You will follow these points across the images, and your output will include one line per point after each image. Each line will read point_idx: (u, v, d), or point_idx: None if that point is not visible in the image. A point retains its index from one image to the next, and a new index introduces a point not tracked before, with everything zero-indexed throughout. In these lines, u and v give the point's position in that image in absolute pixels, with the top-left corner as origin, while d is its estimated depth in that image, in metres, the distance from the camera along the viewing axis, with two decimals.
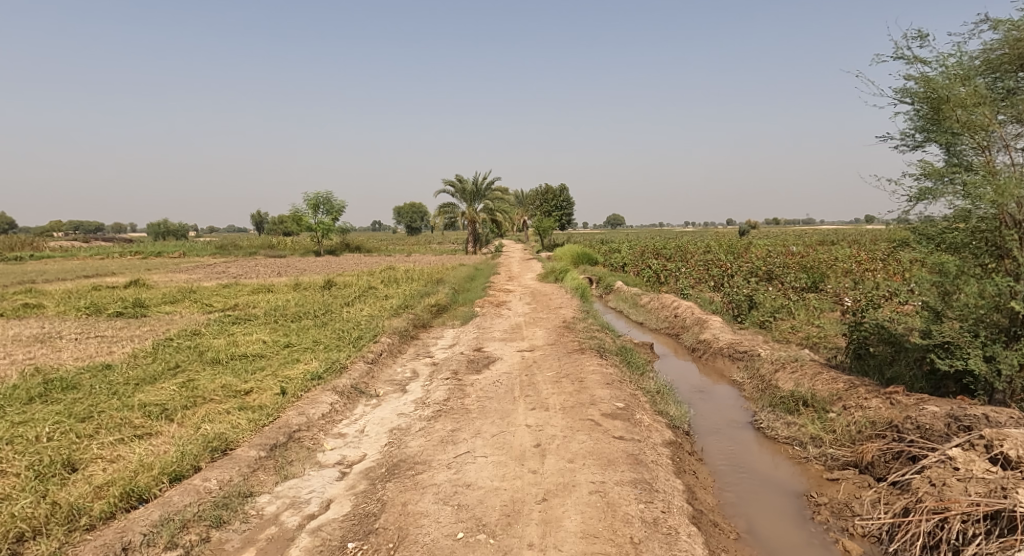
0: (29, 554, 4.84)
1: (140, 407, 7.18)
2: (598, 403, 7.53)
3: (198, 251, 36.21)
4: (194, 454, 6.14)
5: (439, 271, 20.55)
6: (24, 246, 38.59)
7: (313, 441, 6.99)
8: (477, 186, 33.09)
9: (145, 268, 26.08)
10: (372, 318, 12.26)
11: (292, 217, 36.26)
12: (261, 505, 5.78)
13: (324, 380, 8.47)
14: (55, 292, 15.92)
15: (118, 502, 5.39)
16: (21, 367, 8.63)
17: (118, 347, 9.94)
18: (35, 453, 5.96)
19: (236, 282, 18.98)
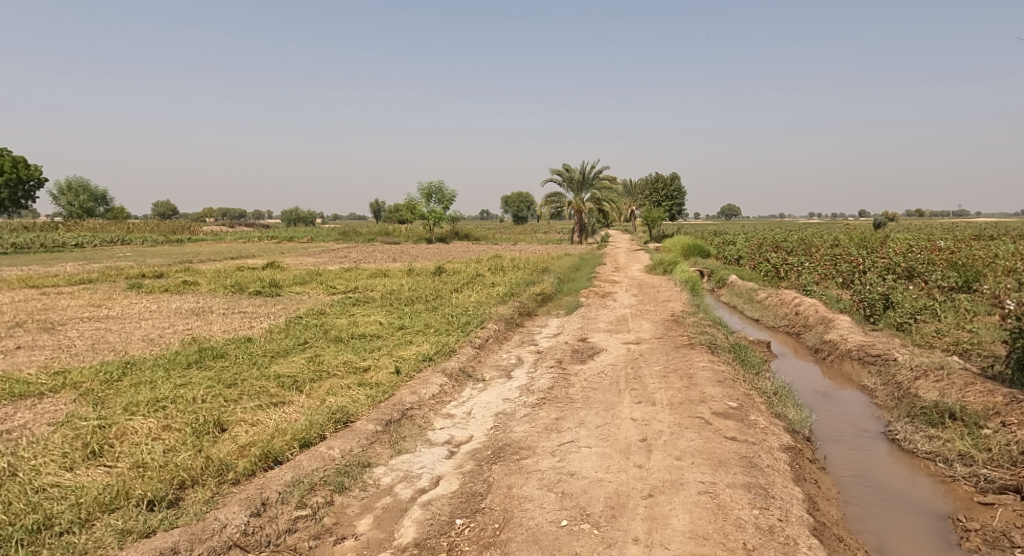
0: (190, 499, 5.43)
1: (275, 377, 7.85)
2: (709, 401, 7.33)
3: (324, 237, 38.85)
4: (321, 424, 6.63)
5: (547, 261, 20.76)
6: (183, 231, 43.25)
7: (424, 419, 7.32)
8: (585, 175, 32.95)
9: (279, 251, 28.39)
10: (479, 304, 12.59)
11: (407, 205, 38.01)
12: (378, 475, 6.14)
13: (434, 362, 8.86)
14: (206, 271, 17.67)
15: (258, 461, 5.92)
16: (181, 337, 9.70)
17: (257, 322, 10.90)
18: (192, 412, 6.68)
19: (356, 266, 20.12)
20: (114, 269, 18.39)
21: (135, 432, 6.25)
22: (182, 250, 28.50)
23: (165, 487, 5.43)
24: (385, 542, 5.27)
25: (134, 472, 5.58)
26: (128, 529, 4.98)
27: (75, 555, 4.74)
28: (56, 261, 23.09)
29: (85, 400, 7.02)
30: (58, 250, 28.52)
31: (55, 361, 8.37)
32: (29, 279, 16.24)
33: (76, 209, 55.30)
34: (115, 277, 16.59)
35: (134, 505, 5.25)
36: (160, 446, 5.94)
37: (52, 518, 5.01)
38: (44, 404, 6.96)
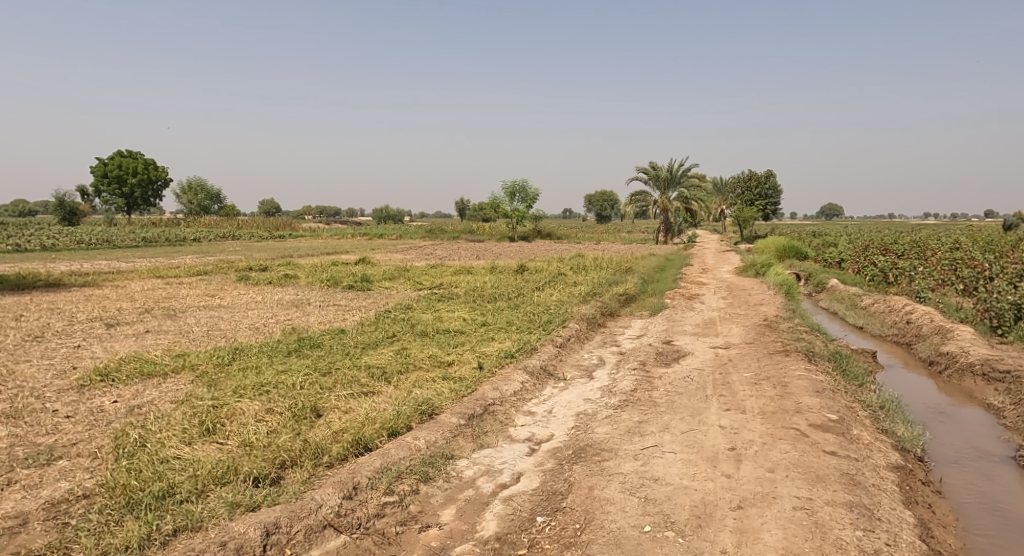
0: (289, 479, 5.67)
1: (366, 367, 8.12)
2: (806, 412, 6.92)
3: (411, 234, 39.97)
4: (408, 414, 6.78)
5: (632, 261, 20.40)
6: (284, 227, 45.79)
7: (505, 416, 7.32)
8: (672, 173, 32.16)
9: (371, 248, 29.45)
10: (561, 303, 12.52)
11: (491, 203, 38.43)
12: (461, 468, 6.20)
13: (516, 359, 8.87)
14: (304, 266, 18.57)
15: (349, 447, 6.11)
16: (281, 326, 10.23)
17: (349, 314, 11.33)
18: (291, 397, 7.02)
19: (442, 263, 20.55)
20: (225, 262, 19.70)
21: (242, 413, 6.62)
22: (286, 246, 30.19)
23: (268, 466, 5.69)
24: (467, 534, 5.29)
25: (241, 450, 5.89)
26: (237, 502, 5.20)
27: (193, 522, 4.97)
28: (178, 254, 25.07)
29: (200, 381, 7.52)
30: (179, 244, 30.91)
31: (175, 344, 9.03)
32: (153, 270, 17.68)
33: (194, 206, 59.76)
34: (226, 269, 17.75)
35: (242, 480, 5.51)
36: (264, 427, 6.26)
37: (174, 487, 5.31)
38: (167, 383, 7.51)
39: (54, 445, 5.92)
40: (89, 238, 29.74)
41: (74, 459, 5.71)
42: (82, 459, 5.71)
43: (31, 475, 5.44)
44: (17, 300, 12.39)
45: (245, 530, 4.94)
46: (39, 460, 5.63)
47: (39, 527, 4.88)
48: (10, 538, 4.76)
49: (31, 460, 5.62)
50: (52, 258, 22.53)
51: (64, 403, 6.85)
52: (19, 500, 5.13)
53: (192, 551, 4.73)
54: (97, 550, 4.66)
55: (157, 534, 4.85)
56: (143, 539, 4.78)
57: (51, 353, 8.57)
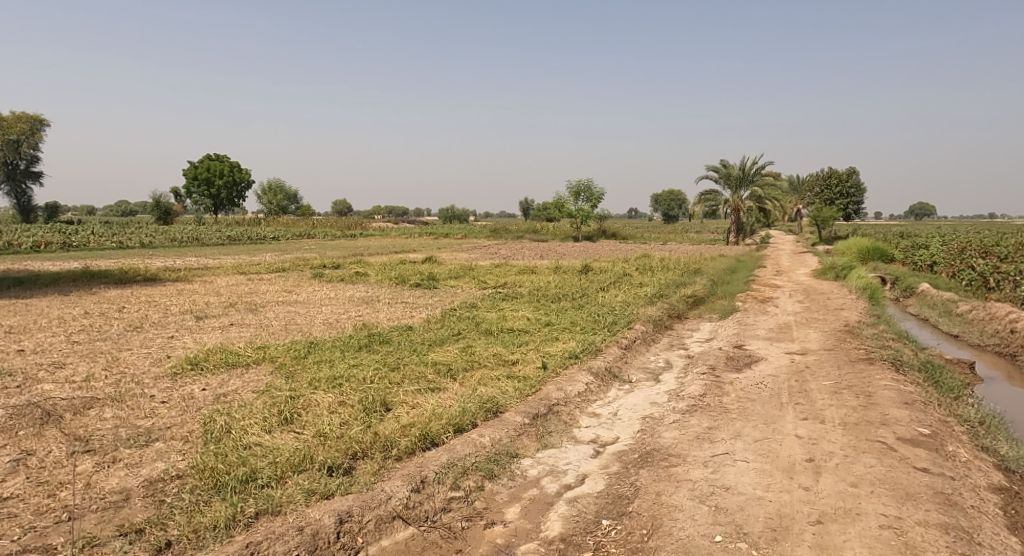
0: (360, 469, 5.76)
1: (432, 364, 8.21)
2: (895, 425, 6.49)
3: (477, 233, 40.35)
4: (473, 412, 6.78)
5: (701, 262, 19.83)
6: (355, 227, 47.11)
7: (570, 416, 7.21)
8: (745, 171, 31.10)
9: (440, 247, 29.95)
10: (628, 304, 12.27)
11: (556, 203, 38.28)
12: (525, 467, 6.13)
13: (581, 360, 8.74)
14: (374, 264, 19.02)
15: (417, 441, 6.16)
16: (352, 322, 10.49)
17: (416, 312, 11.50)
18: (362, 391, 7.17)
19: (507, 263, 20.63)
20: (300, 260, 20.42)
21: (317, 404, 6.81)
22: (357, 245, 30.98)
23: (341, 456, 5.81)
24: (532, 533, 5.21)
25: (316, 439, 6.04)
26: (312, 489, 5.32)
27: (271, 506, 5.12)
28: (259, 252, 26.25)
29: (279, 372, 7.80)
30: (260, 243, 32.29)
31: (256, 337, 9.40)
32: (234, 267, 18.51)
33: (274, 207, 62.44)
34: (301, 266, 18.37)
35: (316, 469, 5.65)
36: (337, 419, 6.41)
37: (256, 472, 5.49)
38: (249, 373, 7.83)
39: (151, 427, 6.25)
40: (180, 236, 31.52)
41: (168, 441, 6.00)
42: (175, 442, 6.00)
43: (132, 455, 5.74)
44: (119, 293, 13.28)
45: (319, 517, 5.04)
46: (139, 441, 5.95)
47: (138, 502, 5.11)
48: (114, 511, 5.00)
49: (131, 441, 5.95)
50: (148, 254, 24.08)
51: (159, 388, 7.23)
52: (122, 476, 5.40)
53: (270, 534, 4.83)
54: (189, 527, 4.83)
55: (240, 516, 4.98)
56: (229, 519, 4.92)
57: (147, 342, 9.08)
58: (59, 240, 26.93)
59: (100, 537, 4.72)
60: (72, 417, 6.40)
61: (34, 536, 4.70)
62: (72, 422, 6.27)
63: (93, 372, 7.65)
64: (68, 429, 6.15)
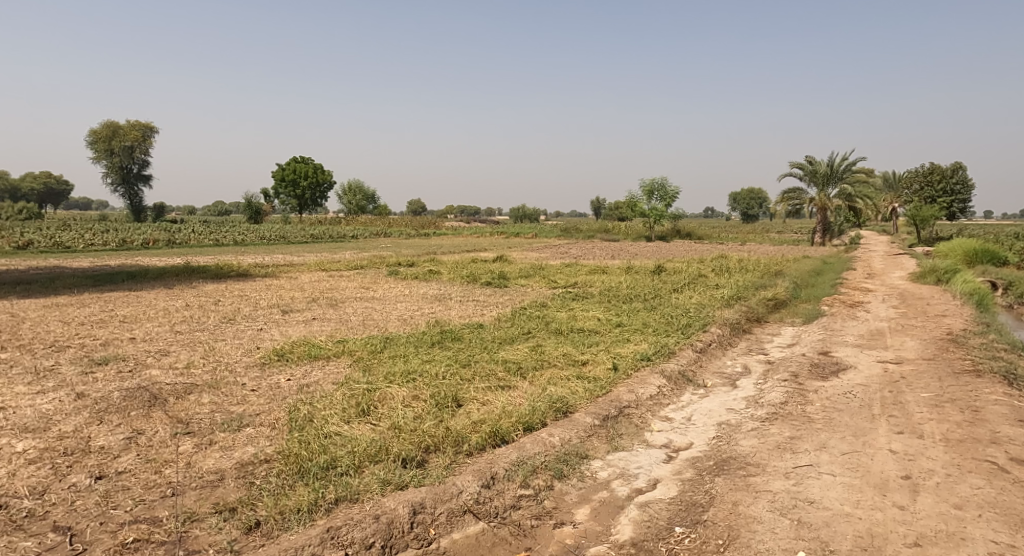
0: (432, 462, 5.86)
1: (502, 362, 8.27)
2: (1002, 444, 6.00)
3: (548, 233, 40.33)
4: (542, 411, 6.78)
5: (782, 263, 19.04)
6: (429, 226, 48.12)
7: (641, 420, 7.08)
8: (833, 168, 29.66)
9: (510, 246, 30.15)
10: (703, 306, 11.94)
11: (628, 202, 37.76)
12: (595, 468, 6.06)
13: (653, 362, 8.57)
14: (447, 262, 19.32)
15: (488, 438, 6.21)
16: (426, 319, 10.70)
17: (487, 310, 11.60)
18: (435, 386, 7.31)
19: (578, 262, 20.51)
20: (377, 257, 21.04)
21: (392, 398, 6.99)
22: (431, 242, 31.63)
23: (415, 449, 5.93)
24: (602, 536, 5.15)
25: (391, 432, 6.20)
26: (388, 480, 5.46)
27: (350, 494, 5.28)
28: (339, 249, 27.25)
29: (356, 366, 8.07)
30: (339, 241, 33.51)
31: (336, 331, 9.75)
32: (317, 263, 19.29)
33: (352, 206, 64.64)
34: (378, 264, 18.92)
35: (392, 460, 5.79)
36: (411, 413, 6.55)
37: (335, 460, 5.69)
38: (329, 366, 8.13)
39: (242, 414, 6.60)
40: (267, 234, 33.17)
41: (257, 427, 6.32)
42: (264, 428, 6.31)
43: (226, 438, 6.07)
44: (214, 287, 14.11)
45: (395, 507, 5.16)
46: (232, 426, 6.29)
47: (232, 483, 5.38)
48: (211, 489, 5.29)
49: (225, 426, 6.29)
50: (238, 251, 25.47)
51: (250, 377, 7.63)
52: (217, 458, 5.72)
53: (350, 520, 4.98)
54: (276, 509, 5.02)
55: (322, 501, 5.16)
56: (311, 504, 5.11)
57: (239, 334, 9.60)
58: (164, 238, 28.92)
59: (199, 513, 4.99)
60: (175, 401, 6.84)
61: (144, 508, 5.01)
62: (175, 406, 6.70)
63: (193, 360, 8.17)
64: (172, 412, 6.57)
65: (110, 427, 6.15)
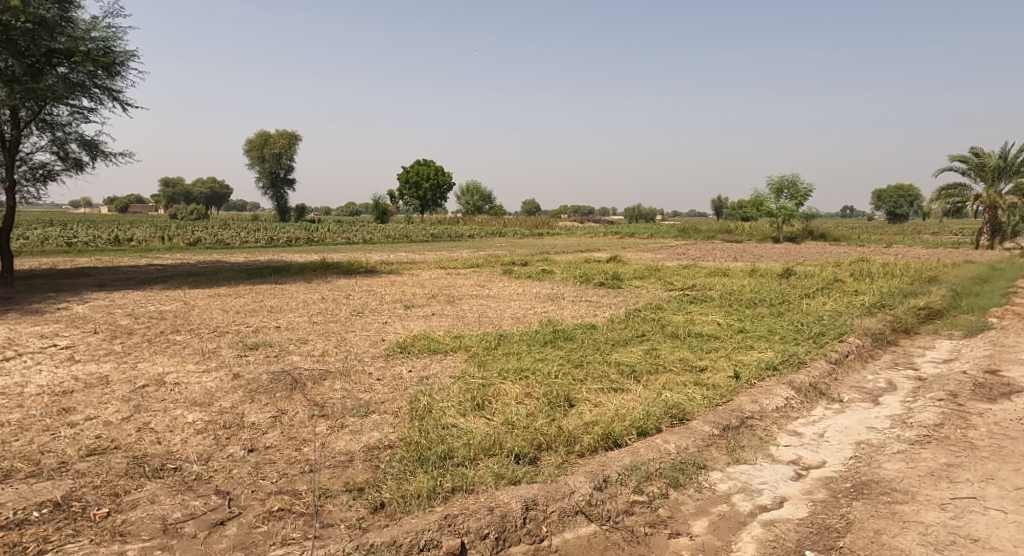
0: (544, 460, 5.79)
1: (615, 364, 8.05)
2: None
3: (665, 233, 39.20)
4: (657, 416, 6.51)
5: (935, 268, 17.20)
6: (543, 226, 48.43)
7: (766, 432, 6.61)
8: (1007, 161, 26.54)
9: (623, 246, 29.64)
10: (839, 314, 11.02)
11: (754, 202, 35.88)
12: (714, 480, 5.71)
13: (780, 372, 7.99)
14: (560, 262, 19.31)
15: (600, 440, 6.05)
16: (539, 318, 10.68)
17: (601, 311, 11.39)
18: (547, 385, 7.25)
19: (696, 264, 19.72)
20: (492, 256, 21.42)
21: (505, 394, 7.02)
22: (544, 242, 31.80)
23: (528, 446, 5.89)
24: (721, 552, 4.84)
25: (505, 427, 6.21)
26: (501, 474, 5.45)
27: (464, 484, 5.32)
28: (456, 248, 28.07)
29: (471, 361, 8.19)
30: (456, 240, 34.49)
31: (452, 328, 9.97)
32: (435, 261, 19.95)
33: (470, 207, 66.43)
34: (494, 263, 19.23)
35: (505, 455, 5.78)
36: (524, 410, 6.53)
37: (451, 451, 5.77)
38: (446, 360, 8.31)
39: (369, 401, 6.89)
40: (391, 233, 34.81)
41: (382, 415, 6.56)
42: (388, 416, 6.55)
43: (355, 423, 6.37)
44: (344, 282, 14.94)
45: (509, 501, 5.13)
46: (360, 412, 6.59)
47: (360, 465, 5.62)
48: (342, 469, 5.53)
49: (355, 411, 6.60)
50: (365, 249, 26.89)
51: (376, 367, 7.97)
52: (348, 441, 6.00)
53: (466, 509, 5.01)
54: (399, 492, 5.17)
55: (439, 489, 5.24)
56: (430, 491, 5.20)
57: (367, 326, 10.08)
58: (303, 236, 31.16)
59: (333, 490, 5.22)
60: (312, 385, 7.28)
61: (286, 481, 5.33)
62: (314, 391, 7.10)
63: (326, 349, 8.67)
64: (310, 395, 6.98)
65: (259, 406, 6.64)
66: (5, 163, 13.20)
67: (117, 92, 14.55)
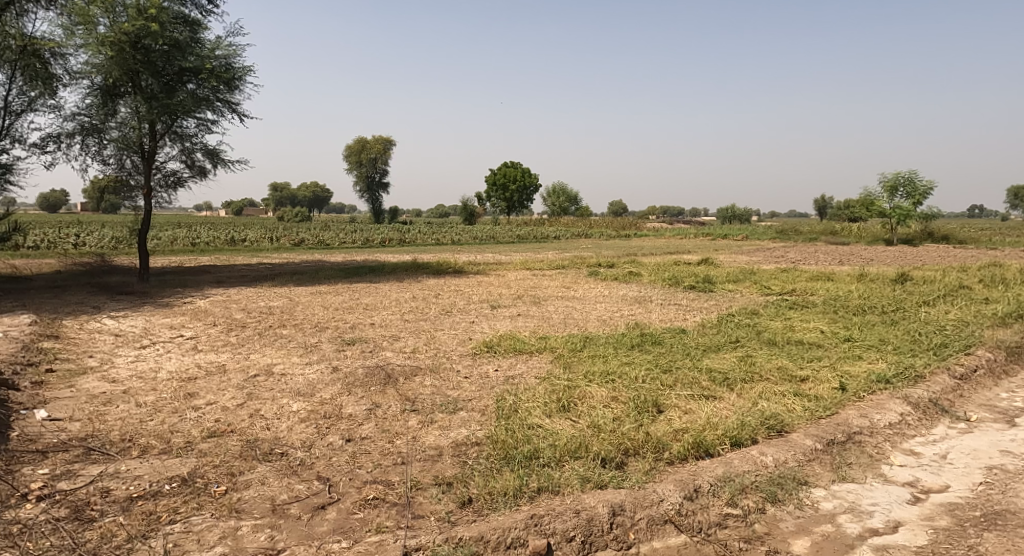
0: (631, 466, 5.68)
1: (707, 371, 7.79)
2: None
3: (762, 235, 37.63)
4: (753, 427, 6.24)
5: None
6: (632, 227, 47.75)
7: (877, 450, 6.18)
8: None
9: (715, 248, 28.71)
10: (964, 324, 10.13)
11: (863, 201, 33.83)
12: (817, 498, 5.40)
13: (893, 386, 7.44)
14: (649, 264, 19.00)
15: (691, 448, 5.87)
16: (627, 321, 10.52)
17: (691, 315, 11.08)
18: (634, 389, 7.12)
19: (797, 268, 18.79)
20: (578, 258, 21.32)
21: (591, 397, 6.95)
22: (634, 244, 31.32)
23: (614, 450, 5.80)
24: None
25: (591, 430, 6.15)
26: (587, 477, 5.40)
27: (550, 485, 5.32)
28: (544, 249, 28.14)
29: (557, 362, 8.17)
30: (543, 241, 34.66)
31: (538, 328, 10.00)
32: (521, 262, 20.10)
33: (557, 208, 66.50)
34: (581, 264, 19.15)
35: (590, 458, 5.73)
36: (610, 414, 6.44)
37: (537, 452, 5.78)
38: (532, 361, 8.35)
39: (457, 398, 7.02)
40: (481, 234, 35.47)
41: (470, 412, 6.67)
42: (476, 413, 6.65)
43: (444, 419, 6.51)
44: (436, 282, 15.35)
45: (595, 505, 5.07)
46: (449, 408, 6.73)
47: (448, 460, 5.73)
48: (432, 463, 5.67)
49: (444, 407, 6.75)
50: (456, 250, 27.49)
51: (463, 365, 8.13)
52: (437, 436, 6.14)
53: (552, 510, 4.99)
54: (485, 489, 5.23)
55: (526, 489, 5.26)
56: (516, 490, 5.23)
57: (455, 325, 10.29)
58: (397, 237, 32.31)
59: (422, 483, 5.36)
60: (404, 381, 7.51)
61: (380, 471, 5.52)
62: (404, 386, 7.33)
63: (417, 346, 8.92)
64: (402, 390, 7.21)
65: (356, 399, 6.93)
66: (142, 171, 14.51)
67: (236, 106, 15.64)
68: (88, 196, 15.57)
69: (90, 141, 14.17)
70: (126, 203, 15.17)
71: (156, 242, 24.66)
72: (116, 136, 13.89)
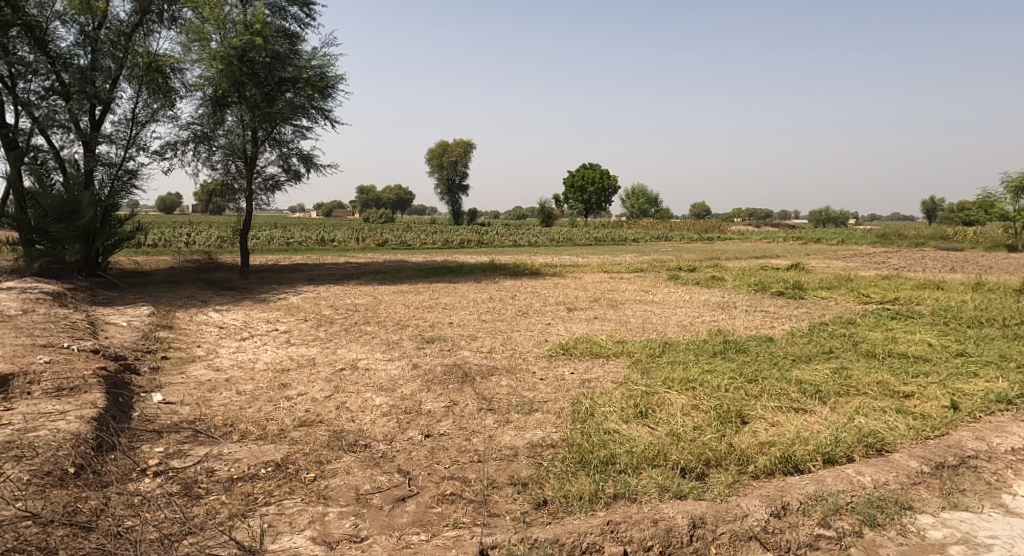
0: (712, 478, 5.54)
1: (796, 382, 7.47)
2: None
3: (860, 239, 35.64)
4: (848, 444, 5.95)
5: None
6: (716, 230, 46.43)
7: (996, 477, 5.73)
8: None
9: (807, 253, 27.42)
10: None
11: (980, 204, 31.43)
12: (924, 525, 5.07)
13: (1012, 408, 6.87)
14: (735, 268, 18.40)
15: (778, 463, 5.66)
16: (709, 327, 10.25)
17: (778, 323, 10.65)
18: (716, 398, 6.94)
19: (900, 275, 17.68)
20: (660, 261, 20.93)
21: (671, 404, 6.84)
22: (719, 248, 30.39)
23: (695, 460, 5.68)
24: None
25: (669, 438, 6.05)
26: (665, 487, 5.33)
27: (628, 492, 5.27)
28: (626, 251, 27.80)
29: (636, 367, 8.08)
30: (624, 244, 34.27)
31: (616, 332, 9.92)
32: (601, 265, 19.94)
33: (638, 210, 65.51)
34: (661, 268, 18.81)
35: (669, 467, 5.64)
36: (690, 422, 6.32)
37: (613, 457, 5.74)
38: (610, 365, 8.30)
39: (533, 399, 7.09)
40: (562, 236, 35.48)
41: (545, 414, 6.72)
42: (551, 415, 6.69)
43: (520, 419, 6.59)
44: (518, 283, 15.49)
45: (674, 515, 4.99)
46: (525, 409, 6.80)
47: (524, 460, 5.80)
48: (508, 463, 5.76)
49: (520, 408, 6.83)
50: (537, 252, 27.57)
51: (540, 366, 8.18)
52: (513, 436, 6.22)
53: (630, 518, 4.95)
54: (561, 492, 5.26)
55: (602, 494, 5.24)
56: (592, 495, 5.22)
57: (532, 326, 10.37)
58: (478, 238, 32.84)
59: (498, 482, 5.45)
60: (482, 380, 7.65)
61: (458, 468, 5.66)
62: (482, 385, 7.47)
63: (495, 346, 9.05)
64: (479, 389, 7.35)
65: (434, 395, 7.13)
66: (245, 176, 15.50)
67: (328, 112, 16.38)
68: (198, 198, 16.73)
69: (201, 148, 15.22)
70: (231, 205, 16.22)
71: (253, 241, 26.21)
72: (224, 144, 14.79)
